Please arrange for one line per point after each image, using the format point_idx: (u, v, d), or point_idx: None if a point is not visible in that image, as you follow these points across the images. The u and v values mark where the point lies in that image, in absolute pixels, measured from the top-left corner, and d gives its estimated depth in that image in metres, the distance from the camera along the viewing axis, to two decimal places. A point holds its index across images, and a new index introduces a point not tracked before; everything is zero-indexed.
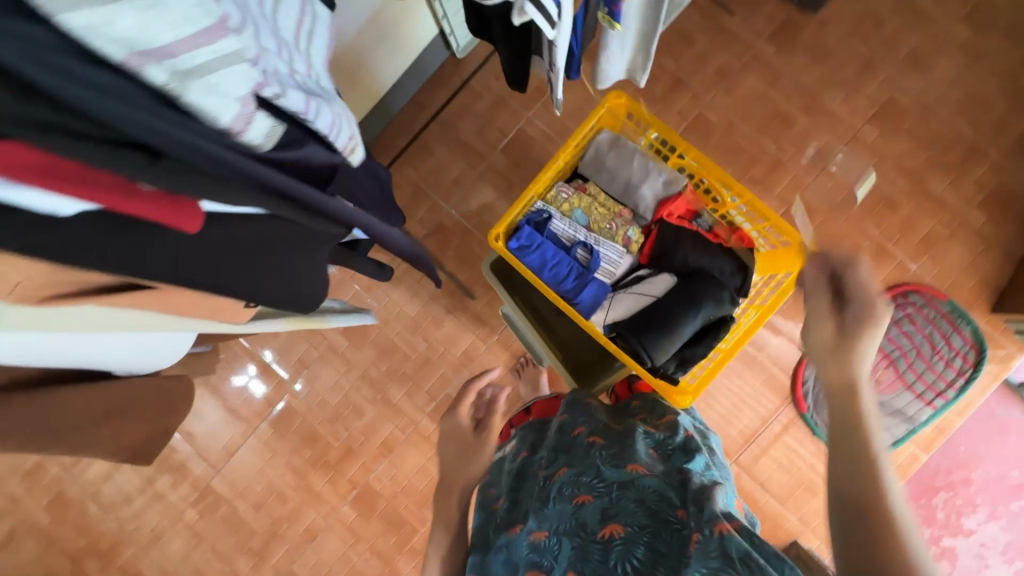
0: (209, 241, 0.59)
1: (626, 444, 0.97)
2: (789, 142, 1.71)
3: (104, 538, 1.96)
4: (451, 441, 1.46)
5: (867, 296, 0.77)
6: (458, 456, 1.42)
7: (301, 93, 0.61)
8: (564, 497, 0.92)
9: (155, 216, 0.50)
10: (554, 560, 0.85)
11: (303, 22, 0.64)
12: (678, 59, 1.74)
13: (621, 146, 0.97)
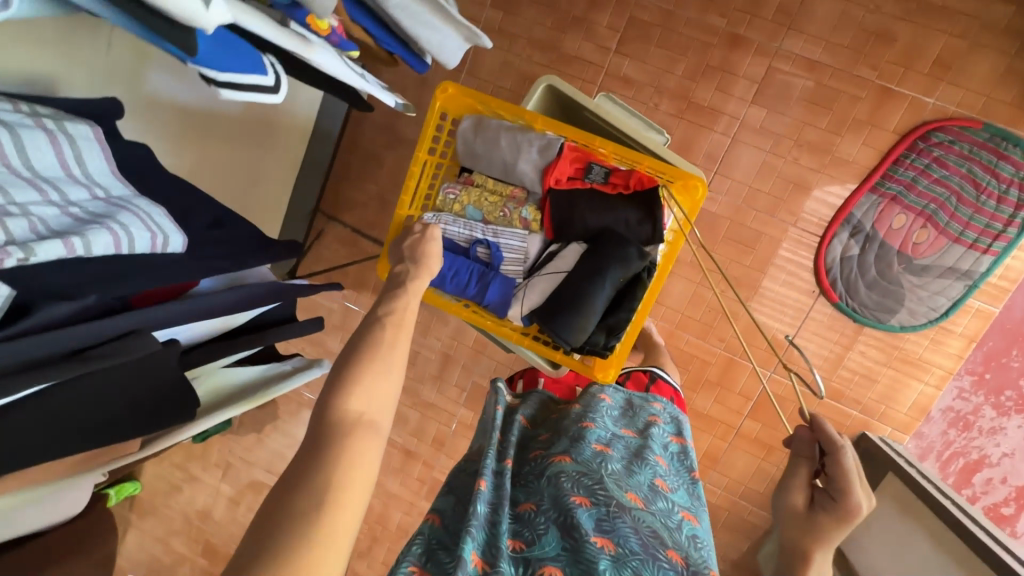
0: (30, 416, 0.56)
1: (632, 466, 0.78)
2: (742, 9, 1.47)
3: None
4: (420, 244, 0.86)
5: (847, 485, 0.81)
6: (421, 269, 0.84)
7: (58, 237, 0.55)
8: (560, 479, 0.71)
9: None
10: (535, 537, 0.63)
11: (63, 151, 0.65)
12: None
13: (485, 128, 0.91)
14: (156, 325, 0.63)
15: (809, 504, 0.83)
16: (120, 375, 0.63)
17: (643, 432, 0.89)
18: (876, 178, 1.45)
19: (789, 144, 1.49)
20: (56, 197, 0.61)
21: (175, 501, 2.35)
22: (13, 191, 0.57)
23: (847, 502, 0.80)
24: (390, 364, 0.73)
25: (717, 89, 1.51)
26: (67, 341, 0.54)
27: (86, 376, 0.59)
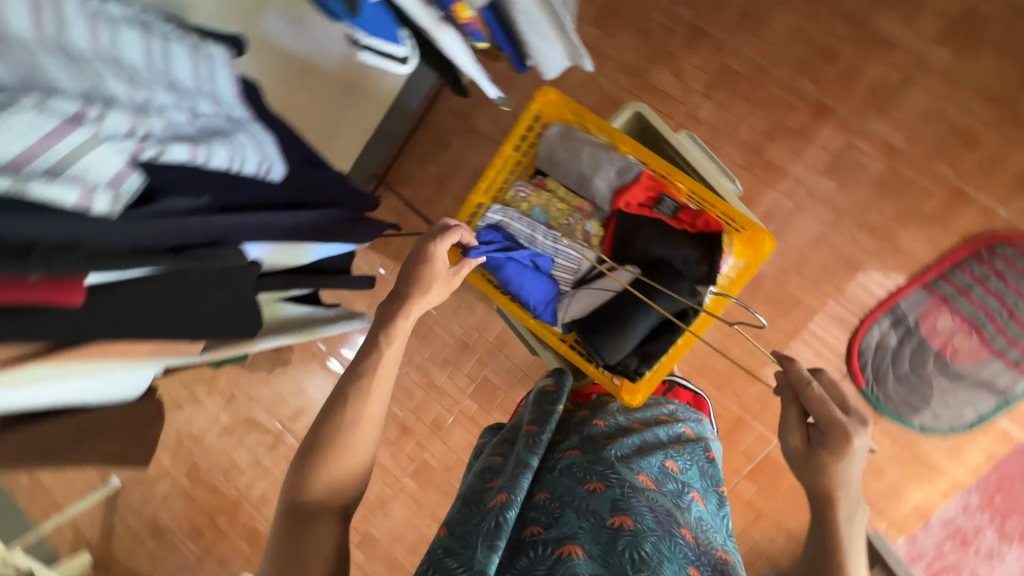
0: (117, 306, 0.55)
1: (642, 450, 0.79)
2: (833, 81, 1.49)
3: (230, 498, 2.38)
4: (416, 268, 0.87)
5: (834, 419, 0.81)
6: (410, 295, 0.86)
7: (183, 143, 0.60)
8: (573, 473, 0.74)
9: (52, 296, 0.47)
10: (552, 521, 0.65)
11: (199, 66, 0.71)
12: (695, 7, 1.58)
13: (572, 138, 0.95)
14: (245, 236, 0.65)
15: (809, 451, 0.83)
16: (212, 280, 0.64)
17: (644, 418, 0.90)
18: (931, 277, 1.45)
19: (851, 222, 1.50)
20: (189, 106, 0.67)
21: (175, 417, 2.43)
22: (155, 94, 0.62)
23: (839, 436, 0.80)
24: (362, 443, 0.81)
25: (792, 152, 1.52)
26: (175, 232, 0.56)
27: (178, 275, 0.59)
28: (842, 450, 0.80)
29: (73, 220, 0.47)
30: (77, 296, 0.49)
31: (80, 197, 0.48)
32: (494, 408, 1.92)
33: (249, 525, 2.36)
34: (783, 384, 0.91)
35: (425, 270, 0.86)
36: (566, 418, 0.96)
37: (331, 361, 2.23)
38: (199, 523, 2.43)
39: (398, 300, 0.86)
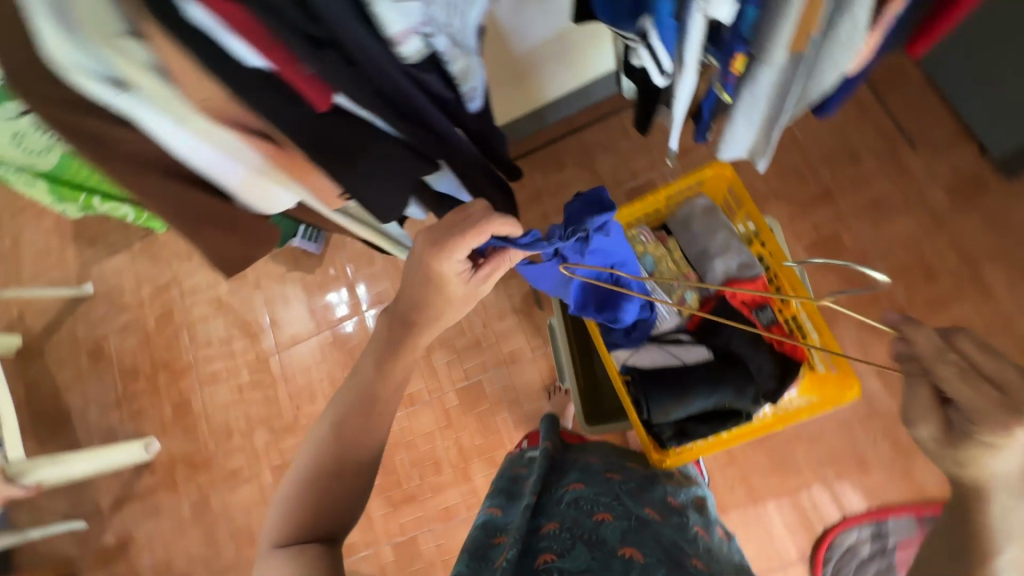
0: (334, 129, 0.61)
1: (645, 486, 0.81)
2: (925, 301, 1.52)
3: (183, 361, 2.35)
4: (431, 286, 0.86)
5: (988, 404, 0.60)
6: (426, 311, 0.89)
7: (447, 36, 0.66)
8: (580, 506, 0.73)
9: (304, 89, 0.54)
10: (565, 550, 0.63)
11: None
12: (838, 173, 1.62)
13: (712, 215, 0.99)
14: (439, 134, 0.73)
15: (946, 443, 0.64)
16: (394, 152, 0.70)
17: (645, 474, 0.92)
18: (927, 516, 1.46)
19: (879, 427, 1.53)
20: None
21: (181, 264, 2.41)
22: None
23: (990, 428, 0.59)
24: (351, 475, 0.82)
25: (857, 340, 1.55)
26: (409, 98, 0.63)
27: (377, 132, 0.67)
28: (1003, 441, 0.59)
29: (377, 41, 0.55)
30: (327, 101, 0.55)
31: (395, 31, 0.55)
32: (471, 414, 1.91)
33: (184, 395, 2.31)
34: (911, 355, 0.70)
35: (440, 296, 0.88)
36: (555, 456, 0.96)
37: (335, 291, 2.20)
38: (141, 367, 2.39)
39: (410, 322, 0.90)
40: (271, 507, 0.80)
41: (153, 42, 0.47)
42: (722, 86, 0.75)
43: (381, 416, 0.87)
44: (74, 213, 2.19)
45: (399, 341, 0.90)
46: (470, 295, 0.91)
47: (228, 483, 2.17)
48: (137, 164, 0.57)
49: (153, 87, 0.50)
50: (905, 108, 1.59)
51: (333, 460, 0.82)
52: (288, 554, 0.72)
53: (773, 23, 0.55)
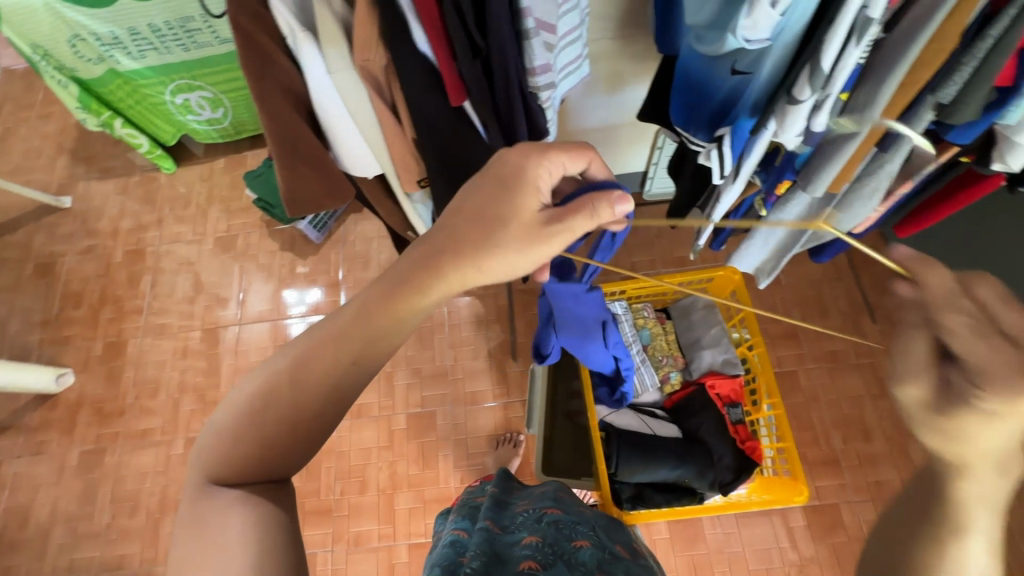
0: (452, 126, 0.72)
1: (615, 525, 0.86)
2: (857, 455, 1.66)
3: (133, 303, 2.20)
4: (500, 203, 0.67)
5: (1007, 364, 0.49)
6: (478, 239, 0.67)
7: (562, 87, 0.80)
8: (559, 528, 0.76)
9: (448, 79, 0.66)
10: (547, 564, 0.67)
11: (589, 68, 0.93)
12: (808, 320, 1.79)
13: (710, 312, 1.11)
14: None
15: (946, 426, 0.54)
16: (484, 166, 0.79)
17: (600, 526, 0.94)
18: None
19: (794, 564, 1.58)
20: (569, 75, 0.88)
21: (171, 209, 2.33)
22: (569, 54, 0.83)
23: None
24: (306, 425, 0.62)
25: None
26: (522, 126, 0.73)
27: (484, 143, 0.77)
28: (1009, 413, 0.49)
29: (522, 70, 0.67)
30: (460, 98, 0.68)
31: (537, 64, 0.67)
32: (416, 442, 1.86)
33: (121, 337, 2.16)
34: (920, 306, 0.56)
35: (499, 223, 0.67)
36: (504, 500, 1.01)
37: (314, 288, 2.13)
38: (88, 295, 2.24)
39: (441, 256, 0.66)
40: (208, 431, 0.64)
41: (360, 12, 0.63)
42: (762, 199, 0.86)
43: (367, 361, 0.64)
44: (92, 125, 2.10)
45: (417, 274, 0.66)
46: (534, 244, 0.68)
47: (133, 443, 1.99)
48: (282, 90, 0.73)
49: (329, 30, 0.65)
50: (874, 287, 1.80)
51: (291, 403, 0.61)
52: (226, 502, 0.58)
53: (818, 163, 0.69)
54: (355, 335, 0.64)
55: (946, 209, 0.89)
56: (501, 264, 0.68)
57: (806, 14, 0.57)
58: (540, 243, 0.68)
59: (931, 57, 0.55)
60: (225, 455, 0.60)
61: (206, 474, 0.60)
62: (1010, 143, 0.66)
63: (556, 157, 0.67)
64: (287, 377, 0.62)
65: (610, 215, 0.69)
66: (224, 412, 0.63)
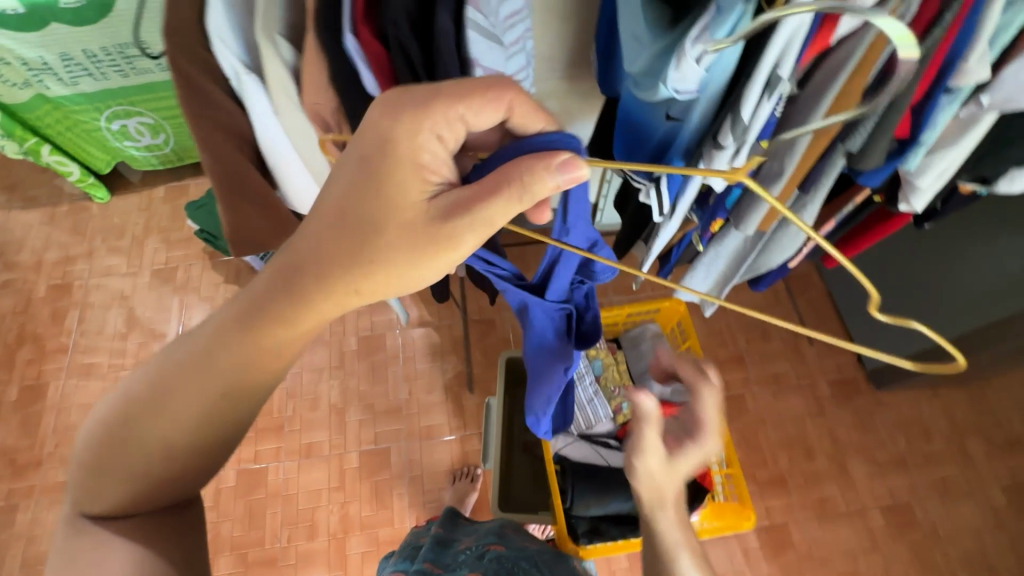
0: None
1: (559, 558, 0.88)
2: (801, 473, 1.72)
3: (57, 342, 2.03)
4: (376, 201, 0.61)
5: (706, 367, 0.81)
6: (360, 247, 0.61)
7: None
8: (501, 564, 0.80)
9: None
10: None
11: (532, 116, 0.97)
12: (750, 343, 1.88)
13: (659, 341, 1.14)
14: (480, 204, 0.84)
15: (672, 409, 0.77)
16: None
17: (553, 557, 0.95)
18: None
19: None
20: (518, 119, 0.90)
21: (104, 240, 2.19)
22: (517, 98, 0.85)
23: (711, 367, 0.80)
24: (179, 454, 0.60)
25: None
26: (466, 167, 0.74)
27: None
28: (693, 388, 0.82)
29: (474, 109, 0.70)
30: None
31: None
32: (369, 481, 1.79)
33: (41, 379, 1.98)
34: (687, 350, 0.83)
35: (383, 220, 0.61)
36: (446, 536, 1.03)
37: None
38: (4, 335, 2.05)
39: (322, 265, 0.62)
40: (71, 465, 0.61)
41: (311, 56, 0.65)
42: (699, 235, 0.90)
43: (243, 384, 0.61)
44: (13, 153, 1.97)
45: (286, 298, 0.62)
46: (439, 245, 0.61)
47: (51, 497, 1.80)
48: (218, 127, 0.72)
49: (278, 71, 0.67)
50: (809, 310, 1.91)
51: (163, 441, 0.59)
52: (101, 539, 0.57)
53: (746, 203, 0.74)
54: (221, 365, 0.60)
55: (868, 240, 0.95)
56: (394, 271, 0.62)
57: (732, 67, 0.61)
58: (445, 241, 0.61)
59: (839, 111, 0.61)
60: (94, 492, 0.58)
61: (79, 508, 0.59)
62: (913, 185, 0.73)
63: (438, 121, 0.59)
64: (146, 411, 0.59)
65: (543, 187, 0.57)
66: (83, 444, 0.60)
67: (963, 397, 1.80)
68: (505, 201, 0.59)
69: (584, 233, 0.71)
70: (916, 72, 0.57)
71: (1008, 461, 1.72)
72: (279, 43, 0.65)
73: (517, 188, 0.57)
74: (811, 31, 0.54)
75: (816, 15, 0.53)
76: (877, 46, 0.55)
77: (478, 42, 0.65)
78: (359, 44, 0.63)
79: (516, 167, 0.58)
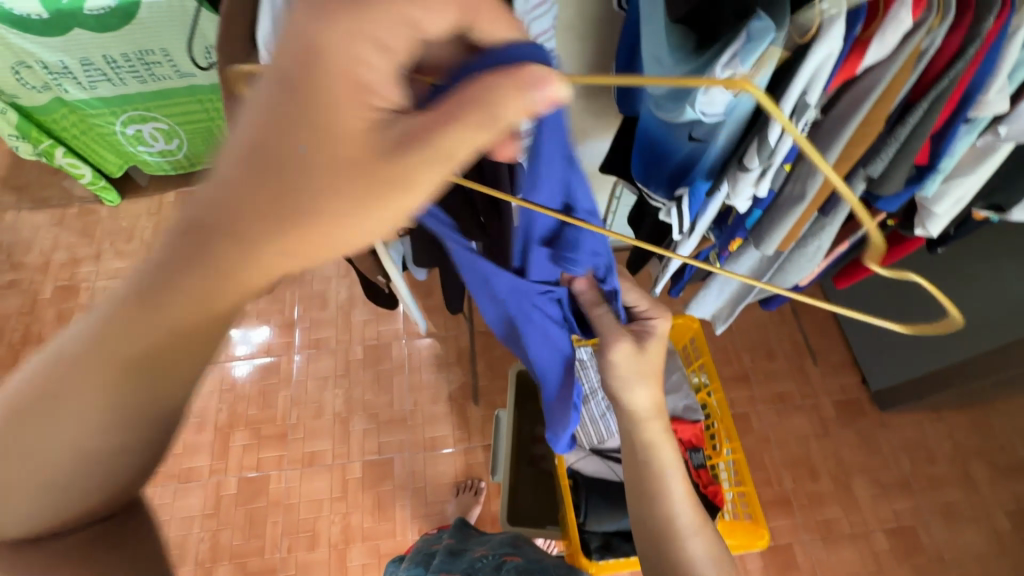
0: None
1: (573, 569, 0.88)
2: (806, 494, 1.72)
3: None
4: (299, 128, 0.40)
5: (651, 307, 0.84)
6: (262, 187, 0.41)
7: None
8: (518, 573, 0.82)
9: None
10: None
11: None
12: (756, 362, 1.88)
13: (671, 356, 1.14)
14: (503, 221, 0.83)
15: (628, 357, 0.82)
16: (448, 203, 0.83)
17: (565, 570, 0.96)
18: None
19: None
20: None
21: (112, 243, 2.20)
22: None
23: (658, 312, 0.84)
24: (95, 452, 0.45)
25: None
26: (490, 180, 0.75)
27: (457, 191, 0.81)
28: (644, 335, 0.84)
29: None
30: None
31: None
32: (372, 492, 1.78)
33: None
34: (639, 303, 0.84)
35: (301, 155, 0.40)
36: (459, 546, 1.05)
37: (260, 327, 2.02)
38: (7, 335, 2.04)
39: (212, 217, 0.41)
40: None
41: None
42: (716, 252, 0.92)
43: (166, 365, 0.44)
44: (26, 154, 1.97)
45: (189, 267, 0.42)
46: (374, 189, 0.42)
47: None
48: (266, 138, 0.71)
49: None
50: (813, 330, 1.92)
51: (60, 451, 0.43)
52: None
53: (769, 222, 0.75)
54: (129, 333, 0.43)
55: (878, 262, 0.97)
56: (308, 221, 0.42)
57: (758, 94, 0.63)
58: (379, 181, 0.41)
59: (863, 138, 0.62)
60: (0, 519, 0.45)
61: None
62: (929, 211, 0.75)
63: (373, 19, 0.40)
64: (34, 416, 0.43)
65: (516, 110, 0.40)
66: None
67: (966, 420, 1.81)
68: (467, 128, 0.40)
69: (551, 191, 0.62)
70: (938, 102, 0.59)
71: (1012, 486, 1.72)
72: None
73: (481, 107, 0.40)
74: (840, 60, 0.55)
75: (846, 45, 0.55)
76: (902, 78, 0.57)
77: None
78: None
79: (485, 80, 0.40)
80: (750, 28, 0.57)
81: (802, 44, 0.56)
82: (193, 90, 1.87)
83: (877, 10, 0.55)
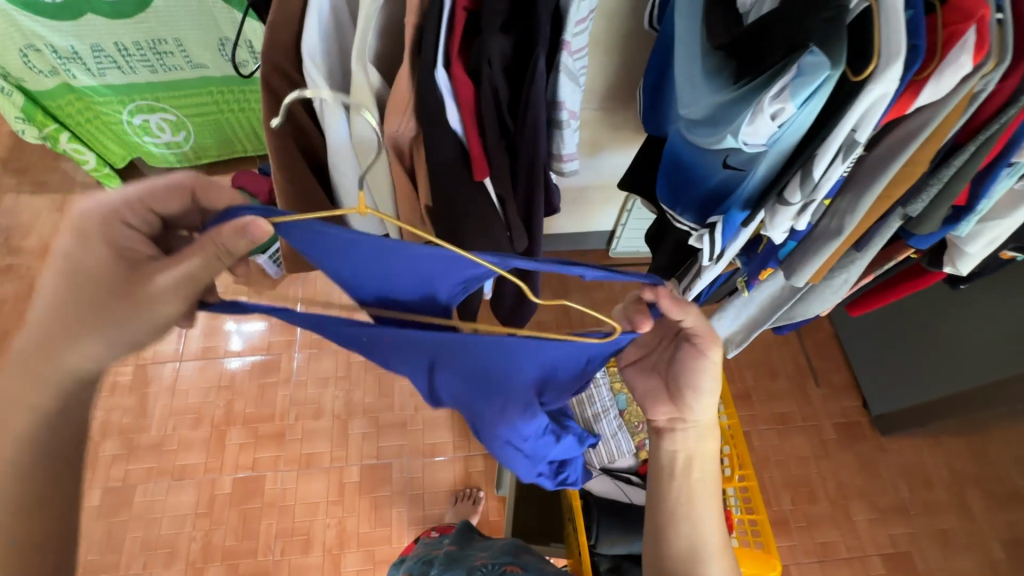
0: (476, 197, 0.65)
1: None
2: (804, 515, 1.72)
3: None
4: (77, 288, 0.52)
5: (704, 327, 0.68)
6: (61, 311, 0.52)
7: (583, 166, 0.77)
8: None
9: (473, 154, 0.63)
10: None
11: None
12: (758, 381, 1.88)
13: None
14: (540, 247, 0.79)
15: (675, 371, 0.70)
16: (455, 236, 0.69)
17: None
18: None
19: None
20: None
21: None
22: None
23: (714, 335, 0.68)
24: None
25: None
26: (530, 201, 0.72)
27: None
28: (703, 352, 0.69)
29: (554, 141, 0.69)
30: (486, 174, 0.63)
31: (566, 151, 0.71)
32: (368, 497, 1.75)
33: None
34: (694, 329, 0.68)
35: (73, 312, 0.52)
36: (454, 551, 1.06)
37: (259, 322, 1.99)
38: None
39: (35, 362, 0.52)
40: None
41: (401, 86, 0.59)
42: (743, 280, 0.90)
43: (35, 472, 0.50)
44: (31, 138, 1.85)
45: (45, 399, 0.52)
46: (137, 303, 0.51)
47: None
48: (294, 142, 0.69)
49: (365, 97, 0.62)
50: (816, 352, 1.92)
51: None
52: None
53: (809, 249, 0.73)
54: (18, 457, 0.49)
55: (895, 292, 0.97)
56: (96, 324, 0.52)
57: (805, 128, 0.62)
58: (144, 300, 0.51)
59: (905, 178, 0.62)
60: None
61: None
62: (960, 250, 0.74)
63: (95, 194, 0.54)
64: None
65: (238, 245, 0.47)
66: None
67: (963, 446, 1.81)
68: (204, 258, 0.49)
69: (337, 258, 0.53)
70: (984, 147, 0.59)
71: (1006, 514, 1.73)
72: (372, 71, 0.61)
73: (212, 246, 0.48)
74: (893, 101, 0.55)
75: (901, 86, 0.54)
76: (951, 120, 0.56)
77: (566, 85, 0.63)
78: (451, 83, 0.58)
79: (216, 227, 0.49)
80: (801, 62, 0.57)
81: (856, 82, 0.55)
82: (204, 80, 1.81)
83: (935, 50, 0.54)
